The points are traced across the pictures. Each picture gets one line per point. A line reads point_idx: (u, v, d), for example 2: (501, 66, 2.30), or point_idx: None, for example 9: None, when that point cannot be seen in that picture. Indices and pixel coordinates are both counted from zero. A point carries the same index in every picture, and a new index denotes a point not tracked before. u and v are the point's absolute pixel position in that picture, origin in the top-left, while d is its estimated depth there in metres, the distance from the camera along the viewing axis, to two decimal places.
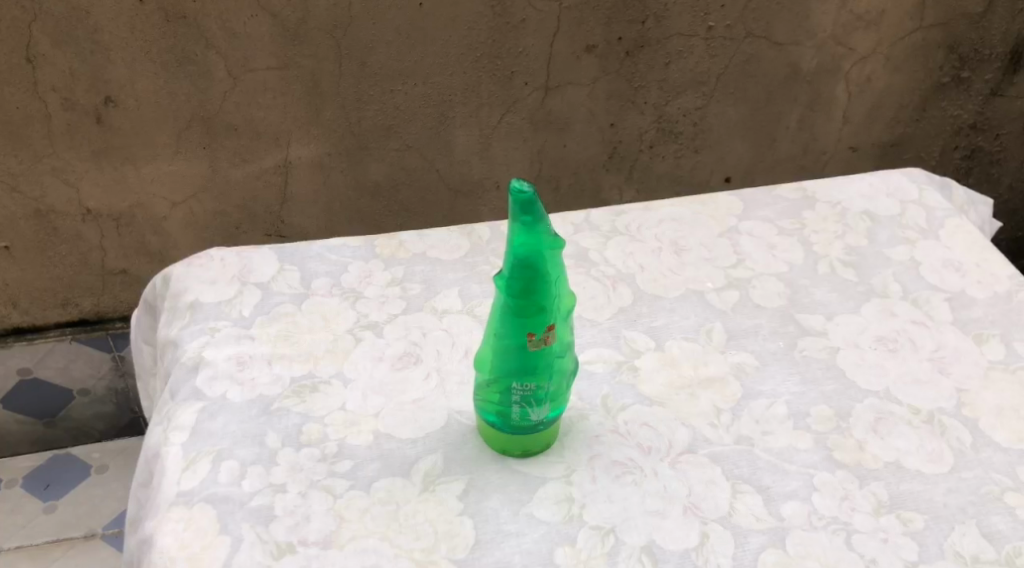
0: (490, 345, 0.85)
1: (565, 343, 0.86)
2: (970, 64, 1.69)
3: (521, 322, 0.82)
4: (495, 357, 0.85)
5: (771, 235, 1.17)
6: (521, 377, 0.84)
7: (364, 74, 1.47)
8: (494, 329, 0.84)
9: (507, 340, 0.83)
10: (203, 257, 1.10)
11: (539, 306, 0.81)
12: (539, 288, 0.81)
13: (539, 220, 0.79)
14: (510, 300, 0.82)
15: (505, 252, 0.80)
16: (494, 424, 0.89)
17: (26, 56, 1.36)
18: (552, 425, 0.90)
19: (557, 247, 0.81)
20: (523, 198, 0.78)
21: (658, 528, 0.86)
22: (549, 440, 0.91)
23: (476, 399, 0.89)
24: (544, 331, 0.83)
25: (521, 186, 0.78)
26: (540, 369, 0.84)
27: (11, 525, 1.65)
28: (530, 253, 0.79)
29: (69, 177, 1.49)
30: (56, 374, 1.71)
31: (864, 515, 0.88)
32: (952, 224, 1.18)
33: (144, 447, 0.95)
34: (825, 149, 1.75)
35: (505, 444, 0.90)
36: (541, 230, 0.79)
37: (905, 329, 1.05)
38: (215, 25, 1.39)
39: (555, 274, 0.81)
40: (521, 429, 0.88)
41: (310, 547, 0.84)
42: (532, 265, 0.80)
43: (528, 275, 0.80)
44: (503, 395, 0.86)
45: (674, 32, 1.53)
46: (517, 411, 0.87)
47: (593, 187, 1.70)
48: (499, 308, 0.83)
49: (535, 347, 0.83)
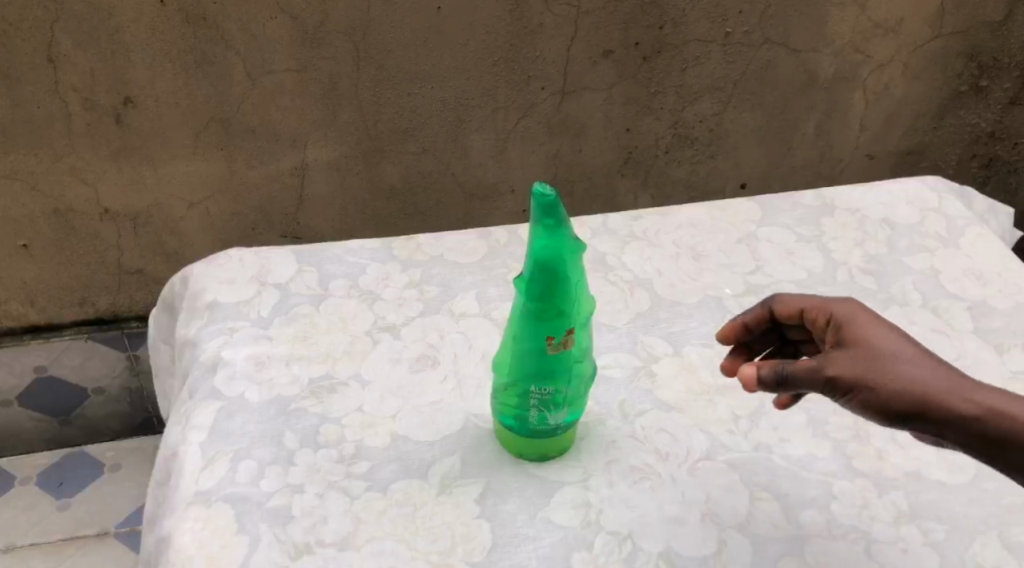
0: (508, 348, 0.85)
1: (584, 348, 0.86)
2: (989, 73, 1.69)
3: (541, 326, 0.82)
4: (514, 362, 0.85)
5: (790, 241, 1.16)
6: (541, 382, 0.84)
7: (382, 77, 1.48)
8: (513, 332, 0.84)
9: (526, 345, 0.83)
10: (223, 256, 1.11)
11: (559, 310, 0.81)
12: (559, 292, 0.81)
13: (563, 221, 0.79)
14: (531, 304, 0.81)
15: (526, 255, 0.80)
16: (510, 427, 0.88)
17: (49, 56, 1.37)
18: (571, 428, 0.90)
19: (578, 250, 0.81)
20: (546, 201, 0.78)
21: (676, 534, 0.86)
22: (567, 443, 0.91)
23: (495, 403, 0.89)
24: (564, 335, 0.82)
25: (543, 189, 0.78)
26: (561, 373, 0.84)
27: (26, 522, 1.65)
28: (551, 256, 0.79)
29: (88, 177, 1.50)
30: (71, 373, 1.71)
31: (884, 524, 0.87)
32: (973, 233, 1.17)
33: (162, 447, 0.95)
34: (841, 156, 1.74)
35: (522, 448, 0.90)
36: (562, 234, 0.79)
37: (926, 337, 1.04)
38: (235, 27, 1.39)
39: (576, 277, 0.82)
40: (539, 434, 0.88)
41: (328, 548, 0.84)
42: (553, 268, 0.80)
43: (550, 278, 0.80)
44: (520, 399, 0.86)
45: (692, 38, 1.53)
46: (536, 415, 0.86)
47: (608, 192, 1.69)
48: (519, 311, 0.83)
49: (554, 351, 0.83)
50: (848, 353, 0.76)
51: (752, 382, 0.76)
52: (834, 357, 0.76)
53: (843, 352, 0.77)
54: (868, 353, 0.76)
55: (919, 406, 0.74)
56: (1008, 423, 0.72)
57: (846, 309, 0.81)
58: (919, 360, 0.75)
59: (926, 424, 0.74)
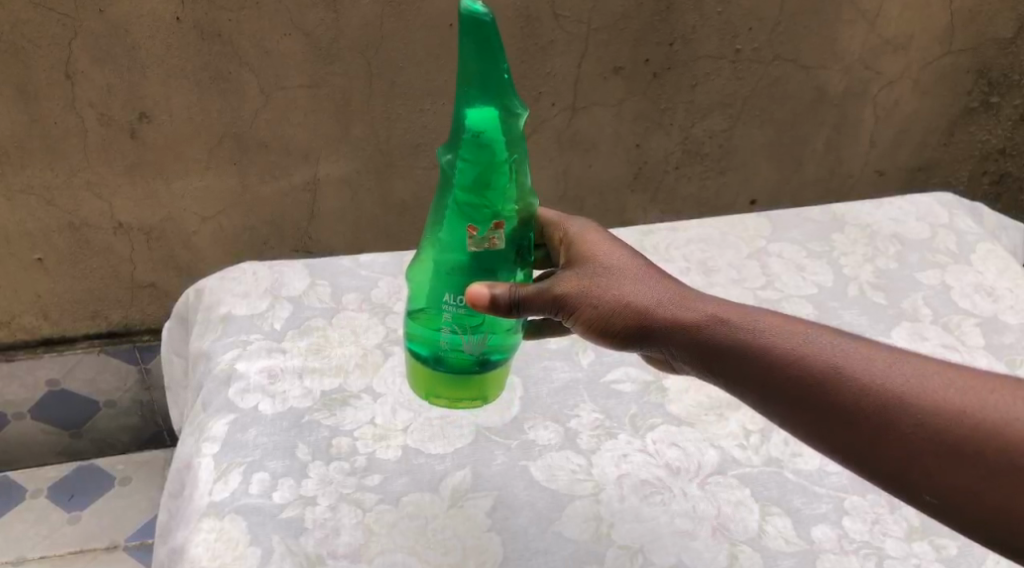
0: (432, 243, 0.85)
1: (510, 252, 0.85)
2: (999, 90, 1.70)
3: (463, 214, 0.82)
4: (435, 240, 0.85)
5: (801, 257, 1.16)
6: (456, 265, 0.84)
7: (393, 93, 1.49)
8: (438, 224, 0.84)
9: (446, 214, 0.83)
10: (237, 270, 1.11)
11: (482, 195, 0.81)
12: (482, 172, 0.81)
13: (496, 53, 0.78)
14: (455, 173, 0.82)
15: (455, 125, 0.81)
16: (421, 352, 0.87)
17: (66, 72, 1.38)
18: (488, 374, 0.88)
19: (513, 108, 0.80)
20: (479, 63, 0.78)
21: (686, 549, 0.86)
22: (481, 392, 0.89)
23: (410, 330, 0.88)
24: (482, 212, 0.81)
25: (474, 4, 0.77)
26: (476, 276, 0.84)
27: (35, 535, 1.66)
28: (475, 105, 0.79)
29: (102, 192, 1.51)
30: (83, 386, 1.72)
31: (896, 540, 0.87)
32: (984, 248, 1.17)
33: (175, 457, 0.95)
34: (851, 172, 1.75)
35: (438, 384, 0.88)
36: (491, 104, 0.79)
37: (936, 352, 1.04)
38: (249, 44, 1.41)
39: (505, 141, 0.80)
40: (454, 363, 0.86)
41: (340, 560, 0.84)
42: (478, 116, 0.79)
43: (475, 154, 0.80)
44: (433, 304, 0.85)
45: (702, 55, 1.54)
46: (448, 339, 0.85)
47: (618, 207, 1.69)
48: (446, 195, 0.83)
49: (474, 244, 0.83)
50: (577, 274, 0.86)
51: (485, 304, 0.82)
52: (565, 278, 0.86)
53: (572, 272, 0.87)
54: (599, 274, 0.86)
55: (640, 319, 0.83)
56: (723, 323, 0.80)
57: (581, 229, 0.90)
58: (650, 280, 0.85)
59: (647, 335, 0.84)
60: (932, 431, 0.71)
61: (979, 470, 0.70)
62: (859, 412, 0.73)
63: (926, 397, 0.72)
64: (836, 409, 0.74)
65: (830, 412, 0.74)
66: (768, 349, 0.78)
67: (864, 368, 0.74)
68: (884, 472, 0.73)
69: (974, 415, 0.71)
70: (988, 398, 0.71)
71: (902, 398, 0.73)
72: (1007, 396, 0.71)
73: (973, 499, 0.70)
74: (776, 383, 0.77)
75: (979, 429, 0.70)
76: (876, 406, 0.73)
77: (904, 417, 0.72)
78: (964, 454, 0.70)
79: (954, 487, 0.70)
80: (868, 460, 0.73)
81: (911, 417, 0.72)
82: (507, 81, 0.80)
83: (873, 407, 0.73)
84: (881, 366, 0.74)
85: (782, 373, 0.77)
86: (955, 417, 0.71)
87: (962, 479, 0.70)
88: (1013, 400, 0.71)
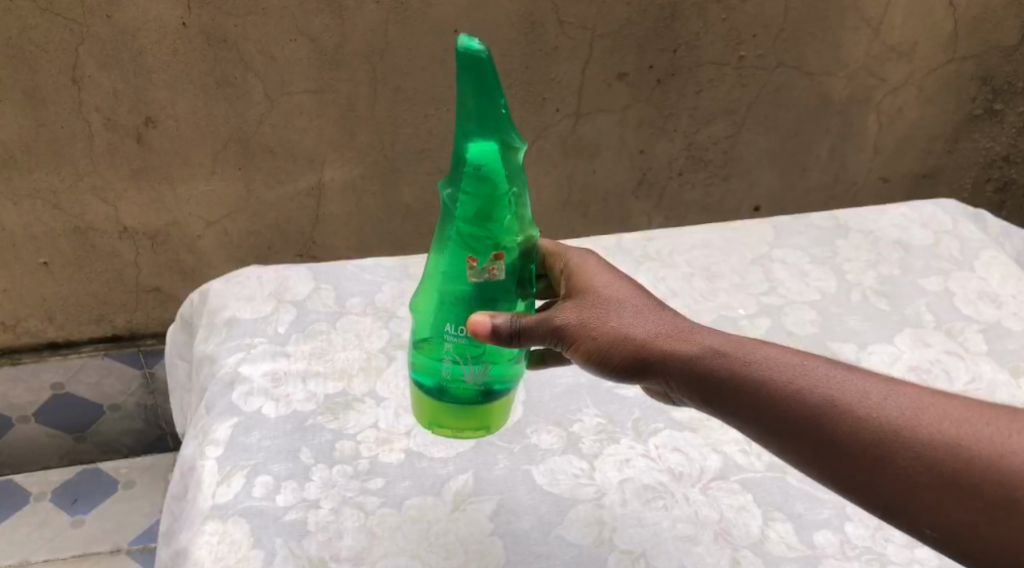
0: (434, 276, 0.85)
1: (512, 283, 0.85)
2: (1003, 97, 1.70)
3: (464, 245, 0.82)
4: (438, 272, 0.85)
5: (804, 262, 1.17)
6: (458, 295, 0.84)
7: (398, 99, 1.50)
8: (439, 255, 0.85)
9: (448, 246, 0.83)
10: (241, 274, 1.12)
11: (482, 227, 0.82)
12: (482, 204, 0.81)
13: (493, 87, 0.79)
14: (457, 207, 0.82)
15: (456, 160, 0.82)
16: (424, 384, 0.87)
17: (73, 77, 1.39)
18: (488, 405, 0.87)
19: (510, 142, 0.81)
20: (475, 98, 0.79)
21: (689, 553, 0.86)
22: (484, 423, 0.88)
23: (412, 361, 0.88)
24: (484, 243, 0.82)
25: (471, 41, 0.78)
26: (477, 305, 0.84)
27: (39, 539, 1.66)
28: (476, 140, 0.80)
29: (108, 196, 1.52)
30: (87, 390, 1.73)
31: (898, 546, 0.87)
32: (987, 255, 1.17)
33: (178, 462, 0.95)
34: (855, 179, 1.75)
35: (440, 414, 0.88)
36: (488, 138, 0.80)
37: (940, 359, 1.04)
38: (255, 49, 1.41)
39: (505, 173, 0.81)
40: (456, 394, 0.86)
41: (343, 563, 0.84)
42: (478, 150, 0.80)
43: (476, 188, 0.81)
44: (435, 335, 0.85)
45: (706, 61, 1.54)
46: (449, 369, 0.84)
47: (623, 213, 1.69)
48: (448, 228, 0.83)
49: (476, 276, 0.83)
50: (576, 304, 0.86)
51: (486, 333, 0.81)
52: (565, 308, 0.86)
53: (572, 301, 0.87)
54: (598, 305, 0.85)
55: (640, 352, 0.83)
56: (722, 356, 0.80)
57: (580, 259, 0.90)
58: (648, 312, 0.85)
59: (647, 367, 0.83)
60: (929, 463, 0.72)
61: (977, 503, 0.70)
62: (858, 446, 0.73)
63: (922, 430, 0.72)
64: (833, 442, 0.74)
65: (828, 445, 0.75)
66: (766, 384, 0.77)
67: (860, 402, 0.74)
68: (882, 504, 0.73)
69: (969, 447, 0.71)
70: (983, 430, 0.72)
71: (900, 432, 0.73)
72: (1006, 429, 0.71)
73: (969, 529, 0.71)
74: (776, 418, 0.77)
75: (975, 463, 0.71)
76: (873, 441, 0.73)
77: (901, 451, 0.72)
78: (960, 486, 0.71)
79: (951, 519, 0.71)
80: (868, 491, 0.74)
81: (908, 451, 0.72)
82: (504, 116, 0.80)
83: (870, 442, 0.73)
84: (877, 400, 0.74)
85: (780, 406, 0.77)
86: (950, 449, 0.71)
87: (958, 513, 0.71)
88: (1008, 434, 0.71)
